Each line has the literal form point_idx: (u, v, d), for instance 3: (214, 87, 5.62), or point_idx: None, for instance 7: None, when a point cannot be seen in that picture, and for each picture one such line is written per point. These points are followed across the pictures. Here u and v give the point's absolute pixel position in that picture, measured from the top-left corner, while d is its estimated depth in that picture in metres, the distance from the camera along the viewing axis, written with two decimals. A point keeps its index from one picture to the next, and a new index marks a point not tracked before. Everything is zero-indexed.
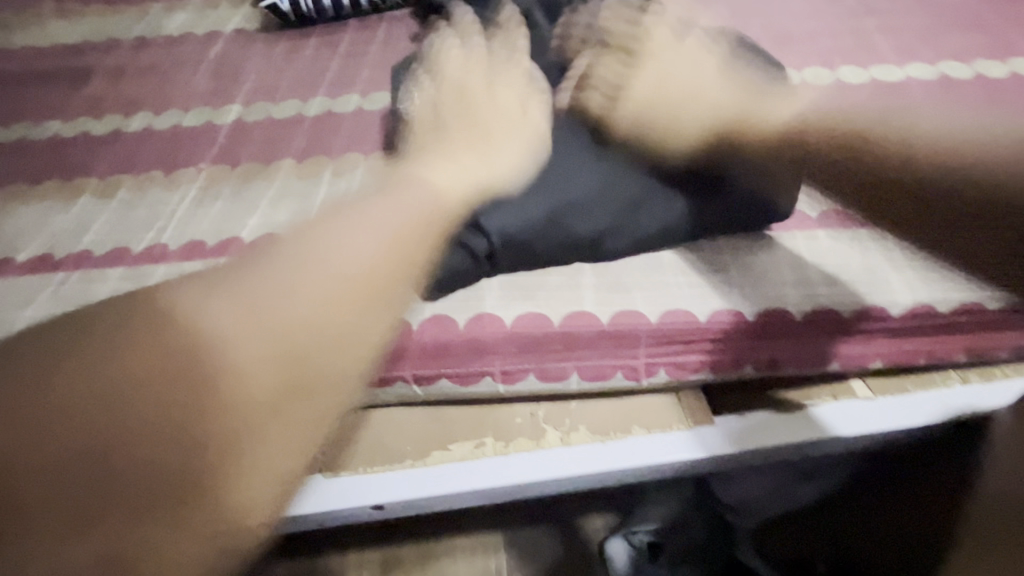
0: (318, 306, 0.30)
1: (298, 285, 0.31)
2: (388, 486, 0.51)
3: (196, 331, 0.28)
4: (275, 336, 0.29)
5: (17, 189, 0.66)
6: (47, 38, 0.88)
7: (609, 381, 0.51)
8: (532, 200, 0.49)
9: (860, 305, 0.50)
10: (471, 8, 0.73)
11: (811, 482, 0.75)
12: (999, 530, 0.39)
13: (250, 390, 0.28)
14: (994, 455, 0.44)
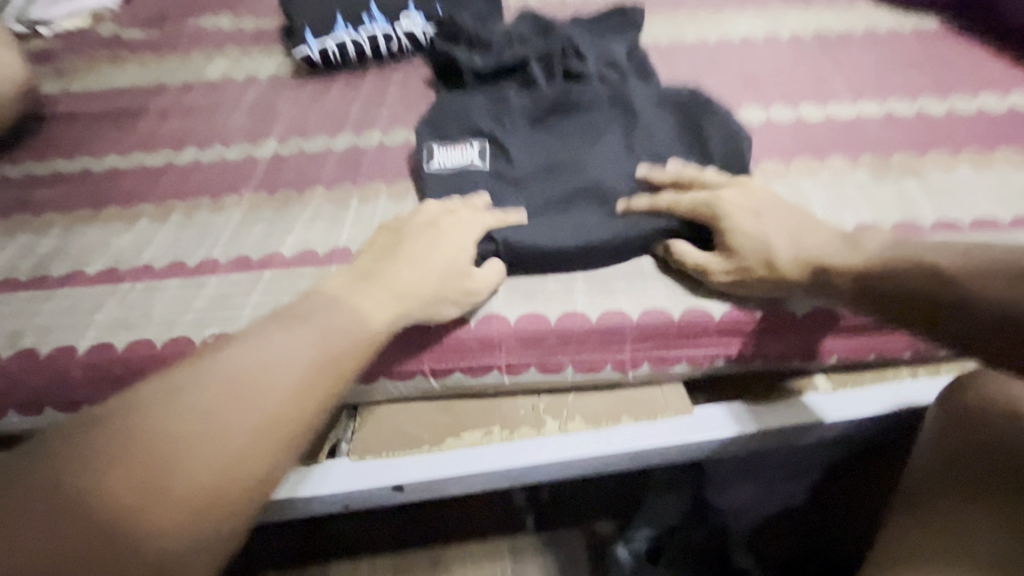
0: (239, 447, 0.40)
1: (212, 442, 0.40)
2: (407, 468, 0.59)
3: (116, 501, 0.37)
4: (172, 487, 0.38)
5: (82, 213, 0.76)
6: (103, 82, 1.00)
7: (600, 373, 0.59)
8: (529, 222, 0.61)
9: (812, 305, 0.57)
10: (481, 57, 0.84)
11: (794, 481, 0.83)
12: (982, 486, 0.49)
13: (166, 534, 0.37)
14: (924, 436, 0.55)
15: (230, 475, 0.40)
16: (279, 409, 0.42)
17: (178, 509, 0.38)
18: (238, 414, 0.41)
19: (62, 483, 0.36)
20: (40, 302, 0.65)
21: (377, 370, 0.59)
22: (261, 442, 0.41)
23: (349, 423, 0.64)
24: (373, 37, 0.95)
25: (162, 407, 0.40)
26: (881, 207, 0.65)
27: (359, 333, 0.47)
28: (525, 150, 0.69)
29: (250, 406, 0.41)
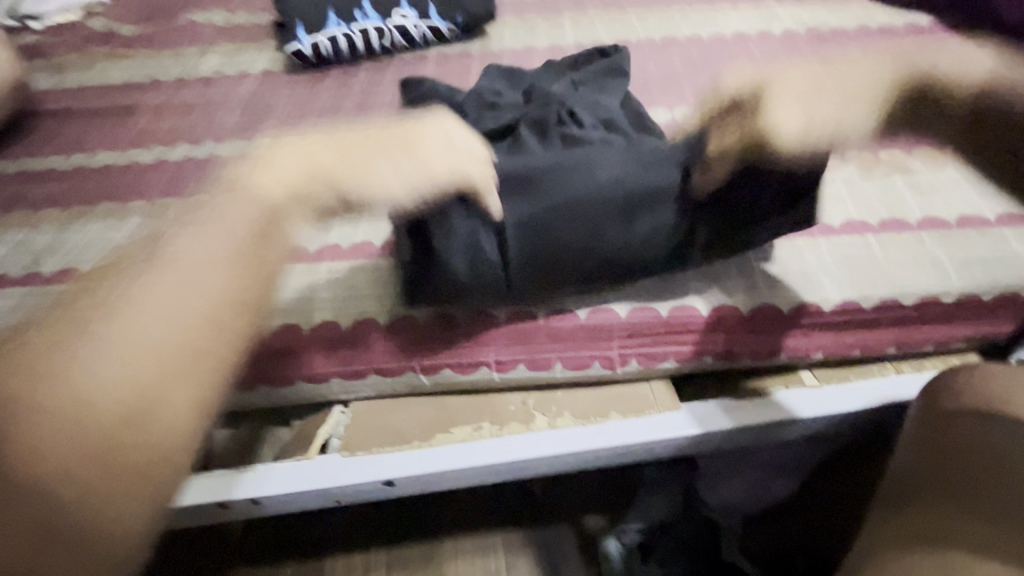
0: (121, 389, 0.38)
1: (84, 390, 0.37)
2: (397, 463, 0.59)
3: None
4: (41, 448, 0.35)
5: (75, 210, 0.76)
6: (97, 78, 0.99)
7: (588, 369, 0.59)
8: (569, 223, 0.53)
9: (798, 301, 0.57)
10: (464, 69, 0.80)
11: (782, 476, 0.85)
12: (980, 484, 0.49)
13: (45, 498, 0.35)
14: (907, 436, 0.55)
15: (134, 392, 0.39)
16: (148, 353, 0.40)
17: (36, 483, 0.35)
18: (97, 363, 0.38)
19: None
20: (35, 299, 0.65)
21: (367, 366, 0.60)
22: (135, 380, 0.39)
23: (341, 419, 0.64)
24: (366, 32, 0.95)
25: (0, 385, 0.36)
26: (869, 204, 0.65)
27: (241, 259, 0.46)
28: (553, 221, 0.54)
29: (150, 325, 0.41)
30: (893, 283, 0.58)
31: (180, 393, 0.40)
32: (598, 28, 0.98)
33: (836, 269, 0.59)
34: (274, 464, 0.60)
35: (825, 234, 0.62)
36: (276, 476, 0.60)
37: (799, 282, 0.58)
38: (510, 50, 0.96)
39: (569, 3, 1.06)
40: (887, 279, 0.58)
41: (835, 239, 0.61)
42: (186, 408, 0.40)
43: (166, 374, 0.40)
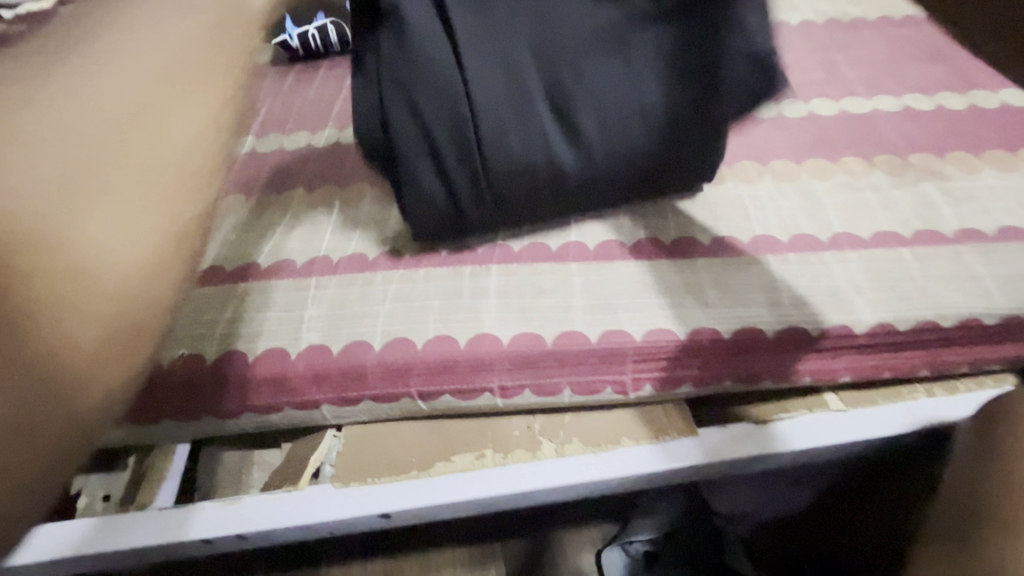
0: (104, 140, 0.33)
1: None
2: (395, 495, 0.56)
3: None
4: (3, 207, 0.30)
5: None
6: None
7: (599, 394, 0.55)
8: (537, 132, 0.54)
9: (827, 323, 0.53)
10: None
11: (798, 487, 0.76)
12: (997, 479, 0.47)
13: (47, 265, 0.30)
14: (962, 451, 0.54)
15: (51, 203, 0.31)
16: (115, 98, 0.35)
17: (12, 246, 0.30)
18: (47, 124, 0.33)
19: None
20: None
21: (360, 394, 0.55)
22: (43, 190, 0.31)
23: (333, 443, 0.60)
24: None
25: None
26: (899, 213, 0.60)
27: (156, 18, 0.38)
28: (481, 36, 0.51)
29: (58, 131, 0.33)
30: (929, 302, 0.54)
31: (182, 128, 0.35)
32: None
33: (868, 287, 0.55)
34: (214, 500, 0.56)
35: (854, 248, 0.58)
36: (219, 513, 0.55)
37: (828, 300, 0.54)
38: None
39: None
40: (922, 298, 0.54)
41: (865, 253, 0.57)
42: (191, 133, 0.35)
43: (125, 128, 0.34)
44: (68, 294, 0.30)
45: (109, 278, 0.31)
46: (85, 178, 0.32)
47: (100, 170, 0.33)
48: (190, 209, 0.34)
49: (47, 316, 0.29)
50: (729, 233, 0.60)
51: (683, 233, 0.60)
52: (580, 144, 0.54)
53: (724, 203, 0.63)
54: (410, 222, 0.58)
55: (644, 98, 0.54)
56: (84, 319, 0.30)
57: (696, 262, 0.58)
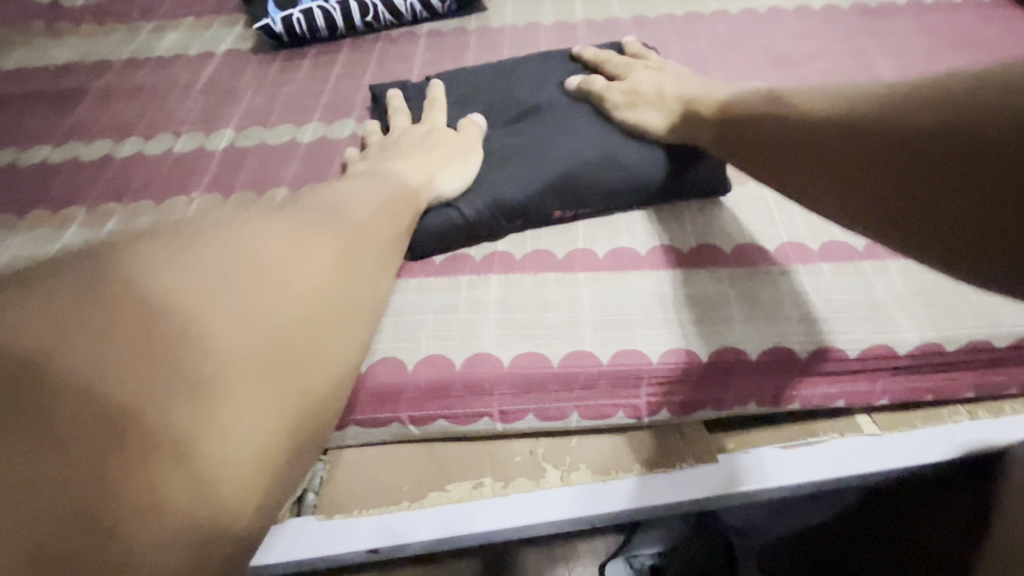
0: (312, 281, 0.39)
1: (242, 411, 0.32)
2: (381, 530, 0.50)
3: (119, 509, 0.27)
4: (255, 313, 0.35)
5: (3, 219, 0.65)
6: (36, 58, 0.87)
7: (610, 419, 0.50)
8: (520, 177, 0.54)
9: (865, 342, 0.48)
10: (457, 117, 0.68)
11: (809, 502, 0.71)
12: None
13: (248, 357, 0.33)
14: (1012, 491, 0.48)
15: (264, 363, 0.34)
16: (321, 284, 0.39)
17: (250, 359, 0.33)
18: (306, 248, 0.40)
19: (142, 438, 0.29)
20: None
21: (348, 418, 0.50)
22: (259, 343, 0.34)
23: (318, 468, 0.54)
24: (346, 6, 0.83)
25: (175, 397, 0.30)
26: None
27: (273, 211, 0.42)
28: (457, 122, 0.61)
29: (261, 300, 0.36)
30: (979, 319, 0.49)
31: (366, 288, 0.42)
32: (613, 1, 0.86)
33: (910, 302, 0.50)
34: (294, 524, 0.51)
35: (894, 257, 0.52)
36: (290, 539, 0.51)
37: (865, 317, 0.49)
38: (511, 27, 0.84)
39: None
40: (970, 314, 0.49)
41: (906, 263, 0.52)
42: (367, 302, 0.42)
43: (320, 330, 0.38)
44: (268, 393, 0.33)
45: (252, 424, 0.32)
46: (300, 332, 0.36)
47: (311, 312, 0.37)
48: (350, 362, 0.39)
49: (224, 423, 0.31)
50: (752, 239, 0.54)
51: (702, 240, 0.55)
52: (556, 157, 0.54)
53: (748, 206, 0.57)
54: (410, 233, 0.54)
55: (612, 153, 0.55)
56: (260, 430, 0.32)
57: (717, 272, 0.52)
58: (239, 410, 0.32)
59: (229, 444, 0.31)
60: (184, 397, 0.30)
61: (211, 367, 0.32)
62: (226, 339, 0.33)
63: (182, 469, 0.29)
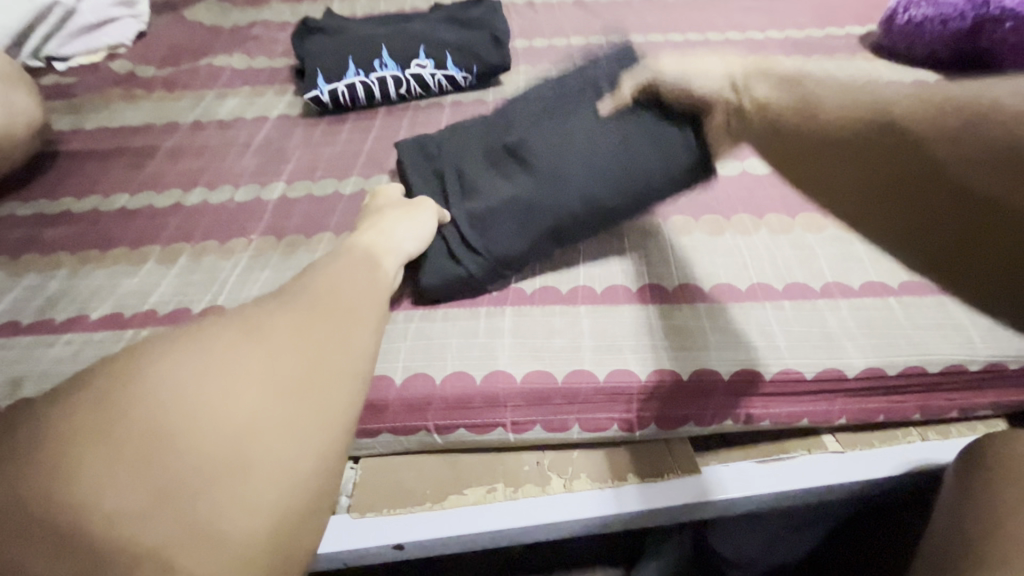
0: (286, 339, 0.37)
1: (239, 471, 0.32)
2: (410, 526, 0.58)
3: None
4: (236, 373, 0.34)
5: (89, 255, 0.76)
6: (115, 119, 1.01)
7: (606, 431, 0.58)
8: (518, 224, 0.63)
9: (820, 367, 0.57)
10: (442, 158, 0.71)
11: (799, 533, 0.75)
12: (949, 529, 0.50)
13: (244, 424, 0.33)
14: (945, 492, 0.55)
15: (250, 435, 0.33)
16: (296, 340, 0.37)
17: (236, 439, 0.32)
18: (291, 312, 0.39)
19: (132, 527, 0.30)
20: (44, 349, 0.65)
21: (381, 425, 0.58)
22: (247, 411, 0.33)
23: (350, 474, 0.62)
24: (382, 81, 0.97)
25: (157, 486, 0.31)
26: (887, 265, 0.65)
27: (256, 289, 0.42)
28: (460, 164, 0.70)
29: (240, 368, 0.35)
30: (915, 348, 0.58)
31: (353, 328, 0.40)
32: None
33: (859, 333, 0.59)
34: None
35: (845, 296, 0.62)
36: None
37: (821, 345, 0.58)
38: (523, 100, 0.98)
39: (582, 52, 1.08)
40: (908, 344, 0.58)
41: (855, 301, 0.62)
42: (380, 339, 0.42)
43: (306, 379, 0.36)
44: (287, 455, 0.34)
45: (274, 493, 0.33)
46: (300, 389, 0.36)
47: (318, 365, 0.37)
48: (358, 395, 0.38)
49: (240, 488, 0.32)
50: (727, 281, 0.64)
51: (683, 279, 0.65)
52: (546, 208, 0.63)
53: (723, 253, 0.68)
54: (422, 285, 0.63)
55: (591, 193, 0.62)
56: (266, 499, 0.32)
57: (698, 306, 0.62)
58: (264, 454, 0.33)
59: (235, 514, 0.31)
60: (178, 501, 0.31)
61: (210, 442, 0.32)
62: (221, 413, 0.33)
63: (213, 513, 0.31)
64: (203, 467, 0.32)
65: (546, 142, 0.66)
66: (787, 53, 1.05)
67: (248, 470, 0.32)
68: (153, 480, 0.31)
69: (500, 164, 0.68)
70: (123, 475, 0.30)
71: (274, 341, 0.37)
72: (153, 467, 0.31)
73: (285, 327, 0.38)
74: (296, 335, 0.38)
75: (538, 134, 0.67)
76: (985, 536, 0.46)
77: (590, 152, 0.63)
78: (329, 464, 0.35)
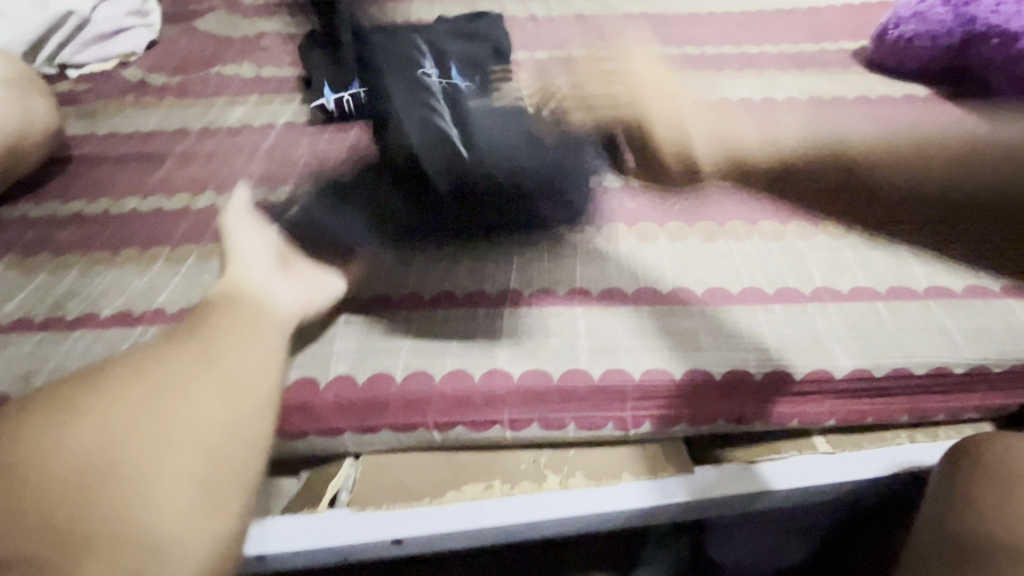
0: (138, 390, 0.48)
1: (164, 498, 0.44)
2: (407, 521, 0.58)
3: None
4: (89, 427, 0.45)
5: (99, 255, 0.78)
6: (126, 125, 1.04)
7: (601, 430, 0.60)
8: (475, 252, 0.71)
9: (809, 368, 0.59)
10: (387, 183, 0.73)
11: (801, 539, 0.76)
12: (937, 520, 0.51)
13: (90, 465, 0.44)
14: (939, 474, 0.55)
15: (65, 473, 0.43)
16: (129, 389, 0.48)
17: (63, 478, 0.43)
18: (161, 365, 0.50)
19: (80, 541, 0.42)
20: (55, 345, 0.67)
21: (381, 422, 0.60)
22: (76, 454, 0.44)
23: (350, 472, 0.63)
24: None
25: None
26: (875, 271, 0.67)
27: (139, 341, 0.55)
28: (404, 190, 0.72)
29: (86, 418, 0.46)
30: (902, 351, 0.60)
31: (233, 369, 0.52)
32: (609, 90, 1.03)
33: (847, 336, 0.61)
34: (283, 519, 0.58)
35: (834, 300, 0.64)
36: (295, 531, 0.57)
37: (810, 347, 0.60)
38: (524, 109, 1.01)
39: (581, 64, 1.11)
40: (895, 347, 0.60)
41: (844, 306, 0.63)
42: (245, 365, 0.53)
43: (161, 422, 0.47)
44: (183, 479, 0.45)
45: (119, 499, 0.43)
46: (134, 424, 0.46)
47: (193, 395, 0.49)
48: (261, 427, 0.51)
49: (165, 509, 0.44)
50: (719, 285, 0.66)
51: (677, 283, 0.67)
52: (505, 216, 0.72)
53: (716, 258, 0.69)
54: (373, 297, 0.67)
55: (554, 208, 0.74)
56: (189, 518, 0.44)
57: (691, 309, 0.64)
58: (186, 484, 0.45)
59: (163, 529, 0.43)
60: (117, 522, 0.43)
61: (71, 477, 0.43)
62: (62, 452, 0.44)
63: (143, 529, 0.43)
64: (61, 496, 0.43)
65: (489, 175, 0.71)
66: (780, 66, 1.08)
67: (97, 476, 0.44)
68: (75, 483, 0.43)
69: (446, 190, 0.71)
70: (67, 477, 0.43)
71: (188, 376, 0.50)
72: (101, 495, 0.43)
73: (125, 378, 0.49)
74: (190, 384, 0.50)
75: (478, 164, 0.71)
76: (972, 542, 0.47)
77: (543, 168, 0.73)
78: (197, 491, 0.45)
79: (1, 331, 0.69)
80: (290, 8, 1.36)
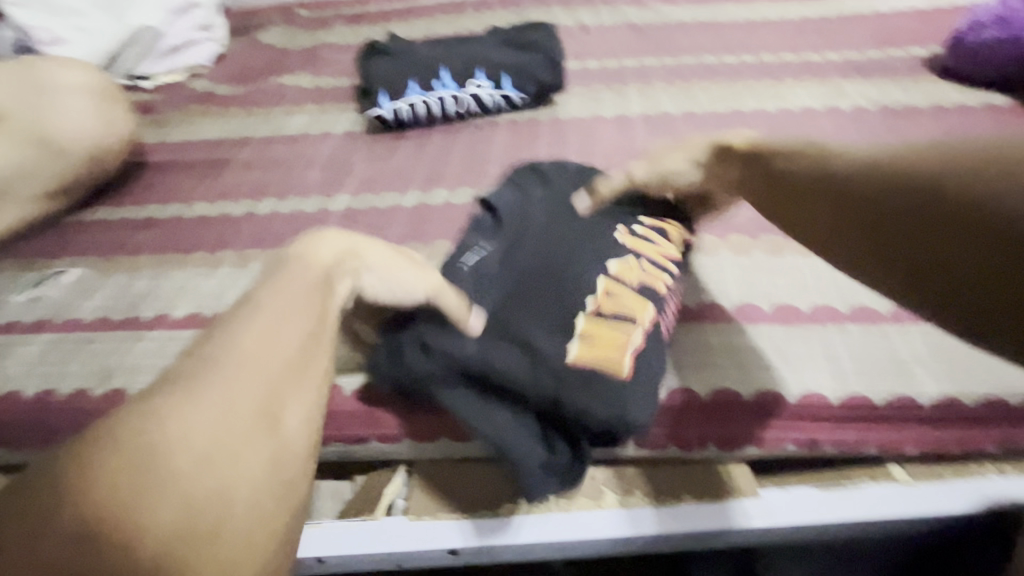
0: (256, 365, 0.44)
1: (260, 490, 0.40)
2: (464, 531, 0.58)
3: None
4: (210, 401, 0.41)
5: (170, 259, 0.81)
6: (195, 134, 1.08)
7: (664, 448, 0.58)
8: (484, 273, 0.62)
9: (890, 395, 0.57)
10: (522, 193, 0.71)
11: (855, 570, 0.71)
12: None
13: (202, 445, 0.39)
14: None
15: (176, 451, 0.38)
16: (251, 365, 0.44)
17: (167, 455, 0.38)
18: (273, 338, 0.46)
19: (182, 525, 0.37)
20: (131, 344, 0.70)
21: (441, 429, 0.61)
22: (192, 434, 0.39)
23: (404, 479, 0.63)
24: (443, 101, 1.01)
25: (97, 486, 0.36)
26: None
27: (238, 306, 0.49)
28: (524, 198, 0.70)
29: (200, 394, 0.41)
30: (994, 380, 0.57)
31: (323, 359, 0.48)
32: (664, 99, 1.02)
33: (929, 361, 0.58)
34: (341, 522, 0.59)
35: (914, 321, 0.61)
36: (351, 536, 0.59)
37: (894, 373, 0.58)
38: (577, 119, 1.01)
39: (634, 73, 1.10)
40: (987, 376, 0.57)
41: (924, 328, 0.61)
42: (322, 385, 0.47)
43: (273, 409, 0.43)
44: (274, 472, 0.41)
45: (237, 512, 0.39)
46: (243, 408, 0.41)
47: (292, 387, 0.45)
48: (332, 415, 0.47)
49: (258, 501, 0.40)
50: (789, 302, 0.64)
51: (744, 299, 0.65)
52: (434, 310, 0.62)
53: (783, 274, 0.67)
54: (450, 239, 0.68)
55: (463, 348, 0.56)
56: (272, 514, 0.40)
57: (761, 327, 0.63)
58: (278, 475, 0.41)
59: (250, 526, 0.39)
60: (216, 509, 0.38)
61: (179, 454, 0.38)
62: (171, 431, 0.39)
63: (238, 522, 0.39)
64: (168, 468, 0.38)
65: (555, 237, 0.64)
66: (844, 74, 1.04)
67: (206, 463, 0.39)
68: (168, 510, 0.37)
69: (536, 224, 0.66)
70: (174, 466, 0.38)
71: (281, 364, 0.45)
72: (206, 477, 0.38)
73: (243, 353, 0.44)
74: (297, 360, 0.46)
75: (569, 227, 0.65)
76: None
77: (529, 323, 0.57)
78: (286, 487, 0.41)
79: (82, 330, 0.73)
80: (346, 20, 1.41)
